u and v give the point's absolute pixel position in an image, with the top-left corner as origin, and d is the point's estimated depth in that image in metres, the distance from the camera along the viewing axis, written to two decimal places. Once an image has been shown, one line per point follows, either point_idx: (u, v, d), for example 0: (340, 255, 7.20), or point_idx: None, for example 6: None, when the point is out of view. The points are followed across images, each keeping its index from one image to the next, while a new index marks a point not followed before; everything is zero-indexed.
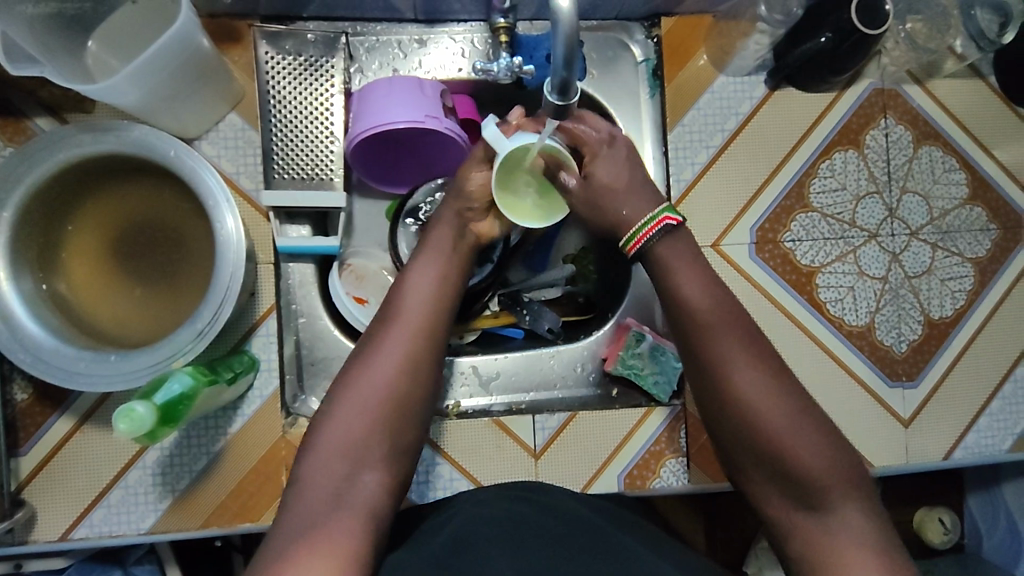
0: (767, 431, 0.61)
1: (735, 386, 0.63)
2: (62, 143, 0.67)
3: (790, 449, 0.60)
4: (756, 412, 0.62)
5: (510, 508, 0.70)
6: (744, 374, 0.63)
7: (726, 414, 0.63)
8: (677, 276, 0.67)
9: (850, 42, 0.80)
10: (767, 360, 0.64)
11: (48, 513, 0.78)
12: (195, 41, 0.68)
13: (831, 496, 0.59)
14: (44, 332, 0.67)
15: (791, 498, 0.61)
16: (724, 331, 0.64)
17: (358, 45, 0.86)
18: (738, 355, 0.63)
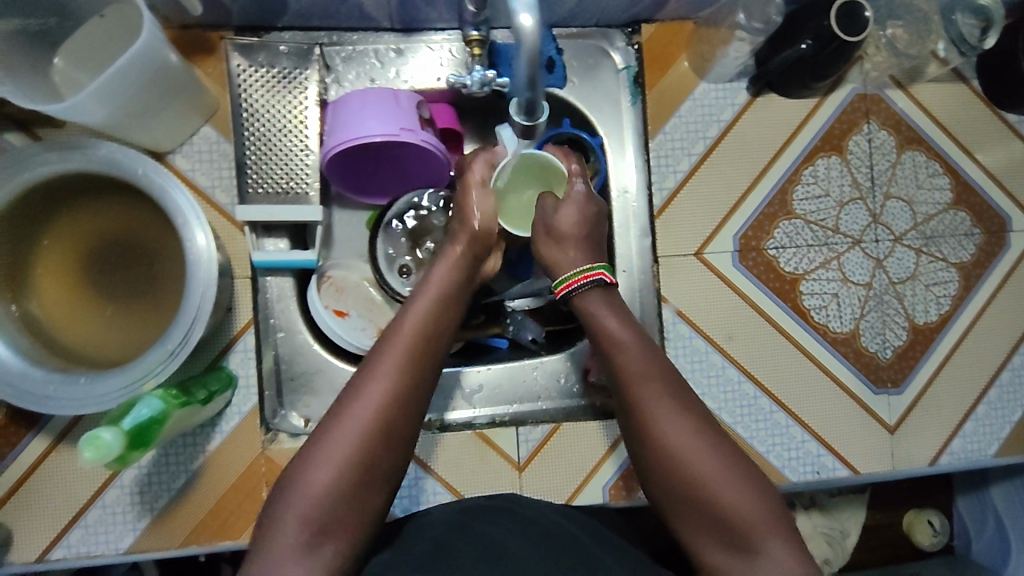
0: (692, 475, 0.60)
1: (658, 434, 0.62)
2: (29, 161, 0.66)
3: (716, 496, 0.59)
4: (681, 458, 0.61)
5: (491, 526, 0.69)
6: (667, 420, 0.62)
7: (652, 464, 0.62)
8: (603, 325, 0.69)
9: (829, 50, 0.80)
10: (691, 407, 0.64)
11: (25, 534, 0.77)
12: (162, 56, 0.66)
13: (760, 540, 0.58)
14: (12, 355, 0.65)
15: (720, 545, 0.59)
16: (645, 380, 0.64)
17: (334, 54, 0.84)
18: (661, 403, 0.63)
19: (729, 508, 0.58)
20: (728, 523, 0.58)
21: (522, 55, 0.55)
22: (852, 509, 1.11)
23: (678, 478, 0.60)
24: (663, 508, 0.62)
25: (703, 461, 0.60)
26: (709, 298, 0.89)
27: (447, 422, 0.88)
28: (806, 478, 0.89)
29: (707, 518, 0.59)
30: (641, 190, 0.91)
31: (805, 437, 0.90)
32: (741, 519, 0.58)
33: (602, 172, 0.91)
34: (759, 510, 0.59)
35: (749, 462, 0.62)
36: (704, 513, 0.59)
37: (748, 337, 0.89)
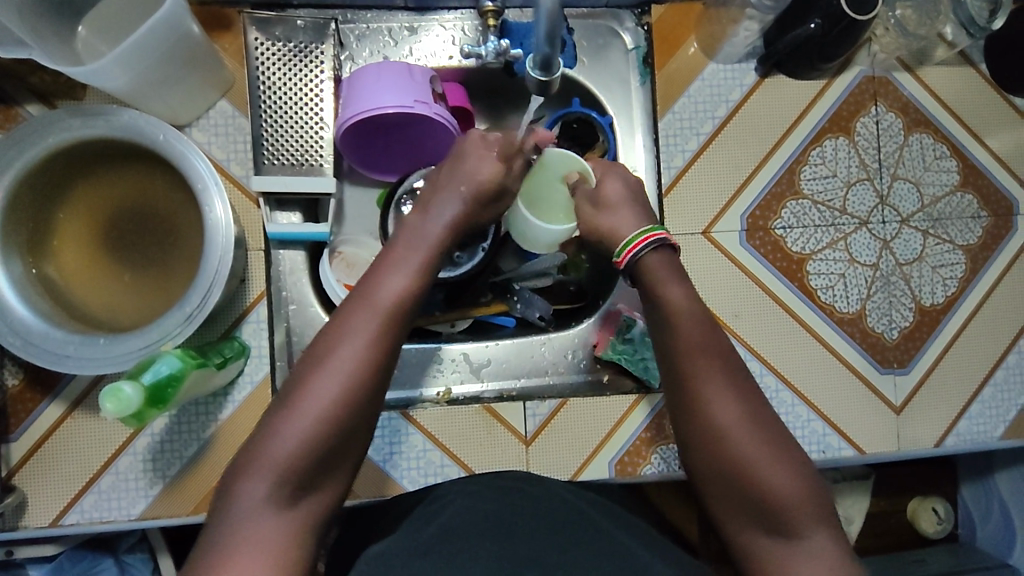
0: (738, 454, 0.60)
1: (708, 411, 0.62)
2: (52, 127, 0.68)
3: (760, 477, 0.59)
4: (729, 437, 0.60)
5: (500, 493, 0.69)
6: (719, 398, 0.62)
7: (697, 440, 0.62)
8: (657, 297, 0.66)
9: (839, 28, 0.80)
10: (743, 387, 0.63)
11: (39, 498, 0.78)
12: (184, 26, 0.68)
13: (799, 524, 0.58)
14: (33, 316, 0.67)
15: (757, 524, 0.60)
16: (699, 358, 0.63)
17: (348, 32, 0.86)
18: (714, 381, 0.62)
19: (772, 490, 0.59)
20: (770, 505, 0.59)
21: (542, 16, 0.58)
22: (856, 495, 1.11)
23: (723, 456, 0.61)
24: (701, 482, 0.63)
25: (751, 442, 0.60)
26: (716, 276, 0.89)
27: (454, 396, 0.89)
28: (813, 457, 0.90)
29: (747, 497, 0.60)
30: (650, 169, 0.92)
31: (811, 416, 0.90)
32: (782, 503, 0.58)
33: (610, 151, 0.92)
34: (803, 494, 0.59)
35: (796, 446, 0.62)
36: (745, 492, 0.60)
37: (754, 316, 0.90)
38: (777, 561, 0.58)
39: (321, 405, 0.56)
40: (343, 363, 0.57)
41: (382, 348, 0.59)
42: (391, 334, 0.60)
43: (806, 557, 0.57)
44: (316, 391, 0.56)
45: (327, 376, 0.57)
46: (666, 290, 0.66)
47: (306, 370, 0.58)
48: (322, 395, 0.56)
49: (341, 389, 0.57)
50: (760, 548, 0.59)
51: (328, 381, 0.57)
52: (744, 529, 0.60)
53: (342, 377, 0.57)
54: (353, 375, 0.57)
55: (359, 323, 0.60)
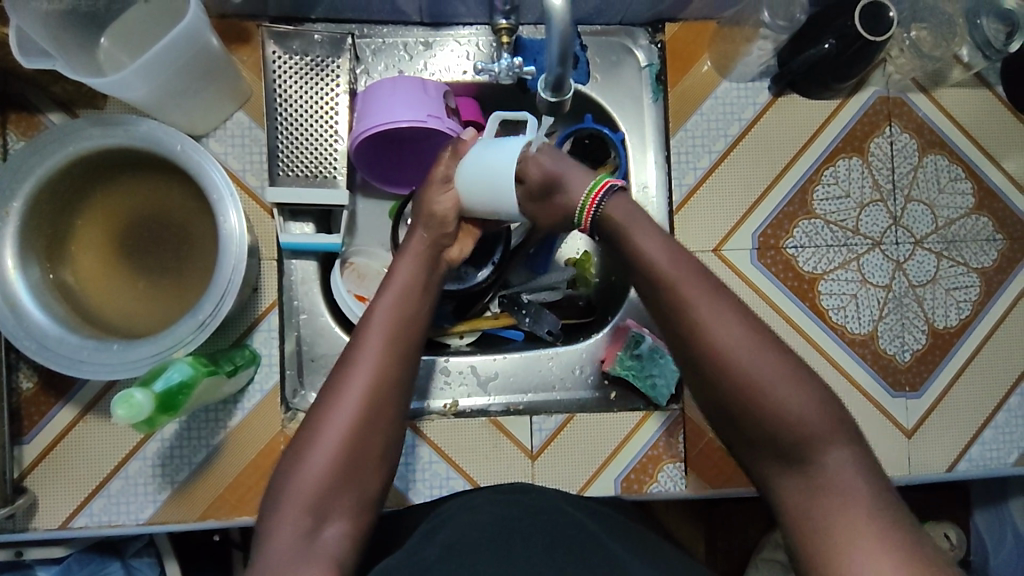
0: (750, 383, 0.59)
1: (712, 343, 0.60)
2: (72, 136, 0.69)
3: (772, 404, 0.59)
4: (735, 366, 0.59)
5: (504, 510, 0.69)
6: (721, 325, 0.60)
7: (703, 375, 0.61)
8: (634, 245, 0.65)
9: (853, 49, 0.80)
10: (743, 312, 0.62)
11: (50, 501, 0.79)
12: (204, 38, 0.69)
13: (823, 448, 0.58)
14: (49, 320, 0.68)
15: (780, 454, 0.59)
16: (693, 288, 0.62)
17: (364, 47, 0.87)
18: (720, 322, 0.61)
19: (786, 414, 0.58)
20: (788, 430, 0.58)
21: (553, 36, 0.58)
22: None
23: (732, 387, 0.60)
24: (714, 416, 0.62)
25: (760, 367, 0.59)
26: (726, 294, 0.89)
27: (461, 408, 0.89)
28: None
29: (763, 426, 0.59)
30: (662, 186, 0.92)
31: None
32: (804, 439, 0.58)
33: (622, 167, 0.92)
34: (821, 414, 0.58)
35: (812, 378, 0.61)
36: (761, 421, 0.59)
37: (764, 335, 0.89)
38: (803, 494, 0.58)
39: (342, 434, 0.62)
40: (354, 387, 0.64)
41: (388, 370, 0.65)
42: (395, 353, 0.67)
43: (833, 484, 0.57)
44: (332, 420, 0.62)
45: (343, 403, 0.63)
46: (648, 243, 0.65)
47: (321, 405, 0.64)
48: (342, 422, 0.62)
49: (356, 413, 0.63)
50: (787, 482, 0.59)
51: (343, 409, 0.63)
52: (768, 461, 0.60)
53: (358, 401, 0.63)
54: (365, 399, 0.63)
55: (365, 352, 0.66)
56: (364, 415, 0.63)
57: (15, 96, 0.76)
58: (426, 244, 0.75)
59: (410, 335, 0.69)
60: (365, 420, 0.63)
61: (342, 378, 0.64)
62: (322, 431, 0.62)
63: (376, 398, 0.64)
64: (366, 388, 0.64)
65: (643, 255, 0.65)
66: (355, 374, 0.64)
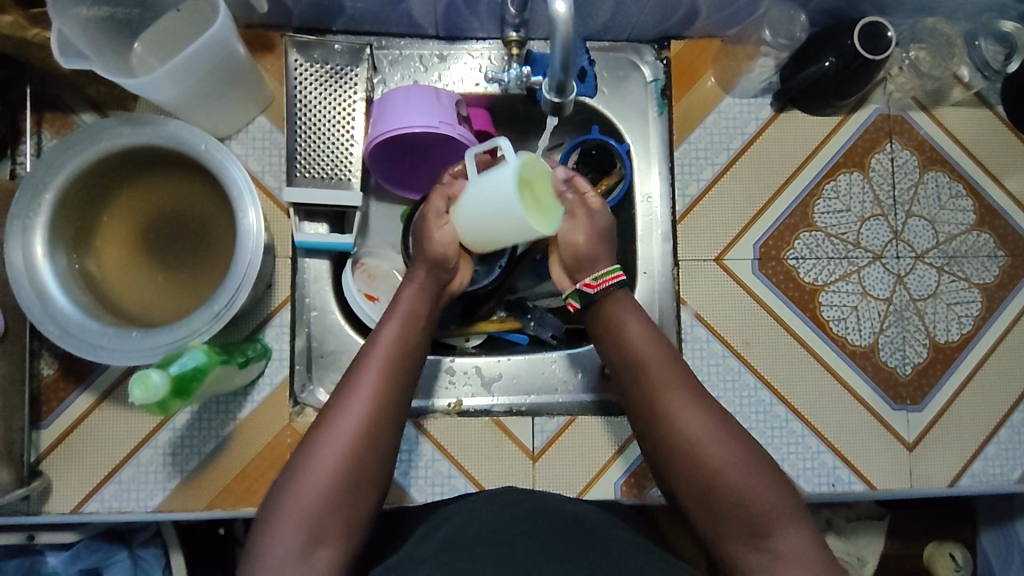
0: (713, 470, 0.64)
1: (672, 423, 0.67)
2: (103, 133, 0.73)
3: (732, 492, 0.64)
4: (700, 453, 0.65)
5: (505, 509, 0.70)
6: (689, 414, 0.67)
7: (672, 458, 0.67)
8: (627, 348, 0.73)
9: (852, 67, 0.83)
10: (713, 408, 0.68)
11: (63, 485, 0.81)
12: (230, 45, 0.73)
13: (777, 529, 0.62)
14: (73, 307, 0.71)
15: (738, 535, 0.63)
16: (665, 379, 0.69)
17: (382, 57, 0.91)
18: (682, 404, 0.68)
19: (744, 503, 0.63)
20: (745, 515, 0.63)
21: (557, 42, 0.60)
22: (869, 536, 1.09)
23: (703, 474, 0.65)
24: (680, 498, 0.67)
25: (722, 458, 0.65)
26: (728, 303, 0.91)
27: (465, 408, 0.90)
28: (821, 490, 0.89)
29: (724, 513, 0.64)
30: (665, 196, 0.95)
31: (820, 447, 0.90)
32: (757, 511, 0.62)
33: (626, 179, 0.95)
34: (776, 504, 0.63)
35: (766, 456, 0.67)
36: (723, 508, 0.64)
37: (765, 344, 0.90)
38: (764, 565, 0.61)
39: (340, 453, 0.63)
40: (356, 409, 0.65)
41: (388, 391, 0.67)
42: (393, 385, 0.67)
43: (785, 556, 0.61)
44: (331, 438, 0.64)
45: (343, 422, 0.64)
46: (628, 328, 0.74)
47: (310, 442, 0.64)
48: (341, 441, 0.63)
49: (353, 434, 0.64)
50: (744, 560, 0.63)
51: (342, 427, 0.64)
52: (728, 542, 0.64)
53: (357, 422, 0.64)
54: (364, 423, 0.65)
55: (367, 372, 0.67)
56: (363, 434, 0.64)
57: (51, 96, 0.80)
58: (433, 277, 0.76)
59: (409, 359, 0.70)
60: (363, 440, 0.64)
61: (343, 399, 0.66)
62: (319, 448, 0.63)
63: (374, 420, 0.65)
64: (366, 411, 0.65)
65: (625, 329, 0.74)
66: (356, 395, 0.66)
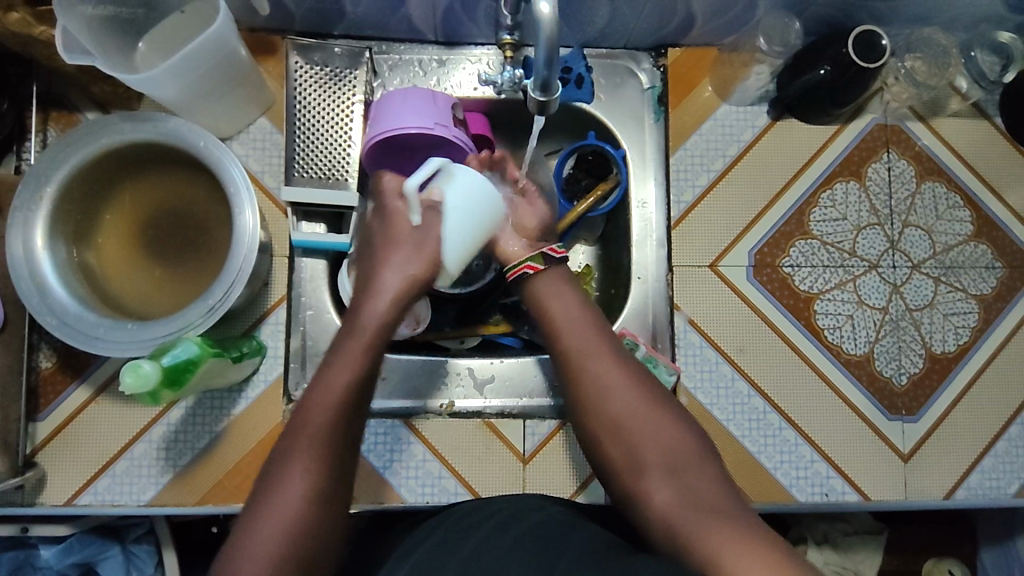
0: (623, 411, 0.68)
1: (590, 371, 0.71)
2: (106, 129, 0.75)
3: (640, 431, 0.67)
4: (612, 398, 0.69)
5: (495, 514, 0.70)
6: (604, 361, 0.71)
7: (587, 405, 0.70)
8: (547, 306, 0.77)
9: (849, 75, 0.84)
10: (627, 360, 0.72)
11: (57, 477, 0.82)
12: (231, 45, 0.74)
13: (685, 463, 0.65)
14: (71, 299, 0.72)
15: (649, 472, 0.65)
16: (585, 331, 0.74)
17: (382, 62, 0.93)
18: (597, 354, 0.72)
19: (653, 439, 0.66)
20: (654, 451, 0.66)
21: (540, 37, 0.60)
22: (867, 551, 1.07)
23: (616, 418, 0.68)
24: (595, 444, 0.69)
25: (633, 401, 0.69)
26: (722, 309, 0.91)
27: (458, 409, 0.90)
28: (815, 499, 0.88)
29: (635, 450, 0.67)
30: (660, 202, 0.95)
31: (814, 457, 0.89)
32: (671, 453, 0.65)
33: (622, 185, 0.95)
34: (684, 442, 0.66)
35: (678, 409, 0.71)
36: (634, 447, 0.67)
37: (759, 351, 0.90)
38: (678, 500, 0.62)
39: (291, 515, 0.60)
40: (298, 465, 0.62)
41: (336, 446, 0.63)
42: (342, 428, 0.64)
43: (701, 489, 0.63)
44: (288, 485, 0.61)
45: (290, 484, 0.61)
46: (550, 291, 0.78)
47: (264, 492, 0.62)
48: (286, 500, 0.60)
49: (302, 497, 0.61)
50: (656, 496, 0.64)
51: (290, 490, 0.61)
52: (642, 480, 0.65)
53: (304, 490, 0.61)
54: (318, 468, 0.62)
55: (309, 424, 0.64)
56: (310, 494, 0.61)
57: (57, 95, 0.82)
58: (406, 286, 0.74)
59: (355, 409, 0.66)
60: (314, 506, 0.61)
61: (285, 462, 0.62)
62: (264, 512, 0.60)
63: (320, 478, 0.62)
64: (316, 468, 0.62)
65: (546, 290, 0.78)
66: (298, 455, 0.62)
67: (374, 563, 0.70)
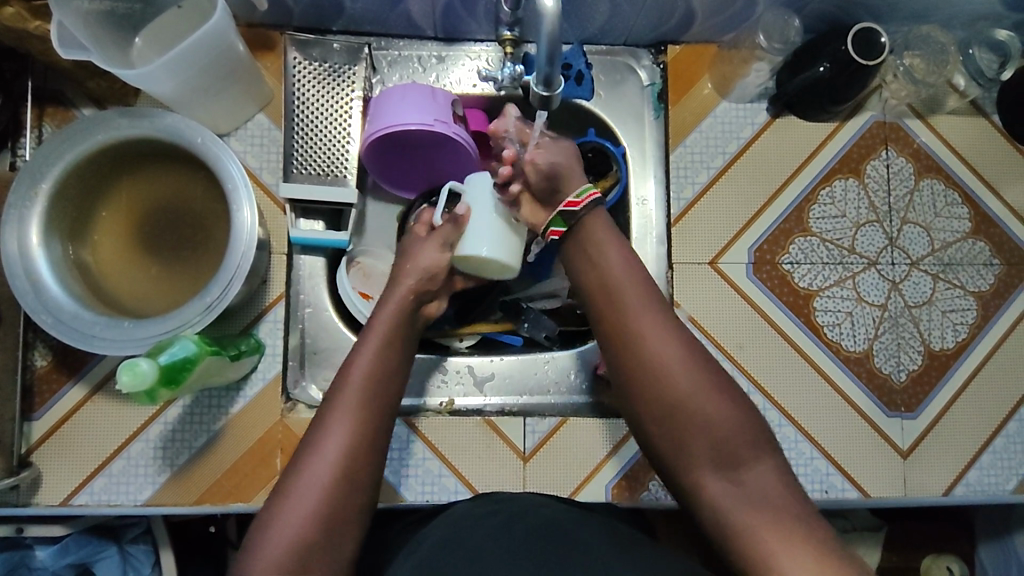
0: (682, 396, 0.65)
1: (640, 348, 0.67)
2: (102, 125, 0.74)
3: (699, 420, 0.64)
4: (671, 381, 0.65)
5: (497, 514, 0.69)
6: (661, 341, 0.67)
7: (641, 388, 0.66)
8: (593, 273, 0.72)
9: (848, 72, 0.84)
10: (685, 337, 0.68)
11: (53, 477, 0.81)
12: (228, 40, 0.74)
13: (743, 457, 0.63)
14: (67, 297, 0.72)
15: (702, 462, 0.64)
16: (638, 306, 0.69)
17: (381, 58, 0.92)
18: (650, 328, 0.67)
19: (711, 426, 0.63)
20: (712, 440, 0.63)
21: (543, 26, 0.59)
22: (866, 548, 1.07)
23: (669, 401, 0.65)
24: (646, 427, 0.67)
25: (693, 384, 0.65)
26: (722, 307, 0.91)
27: (457, 407, 0.90)
28: (815, 496, 0.88)
29: (691, 438, 0.64)
30: (660, 199, 0.95)
31: (814, 453, 0.89)
32: (726, 440, 0.63)
33: (622, 182, 0.95)
34: (745, 431, 0.64)
35: (734, 385, 0.67)
36: (691, 435, 0.64)
37: (759, 349, 0.90)
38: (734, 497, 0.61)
39: (324, 480, 0.61)
40: (337, 437, 0.64)
41: (368, 421, 0.66)
42: (368, 416, 0.66)
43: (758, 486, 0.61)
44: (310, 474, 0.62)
45: (324, 453, 0.63)
46: (597, 254, 0.73)
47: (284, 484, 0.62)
48: (322, 466, 0.62)
49: (335, 464, 0.62)
50: (709, 487, 0.63)
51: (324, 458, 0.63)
52: (695, 465, 0.64)
53: (325, 474, 0.62)
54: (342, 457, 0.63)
55: (344, 401, 0.66)
56: (343, 463, 0.63)
57: (52, 91, 0.82)
58: (410, 291, 0.77)
59: (386, 390, 0.69)
60: (334, 492, 0.61)
61: (314, 446, 0.64)
62: (302, 479, 0.62)
63: (354, 451, 0.64)
64: (348, 440, 0.64)
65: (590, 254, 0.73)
66: (335, 427, 0.64)
67: (375, 563, 0.70)
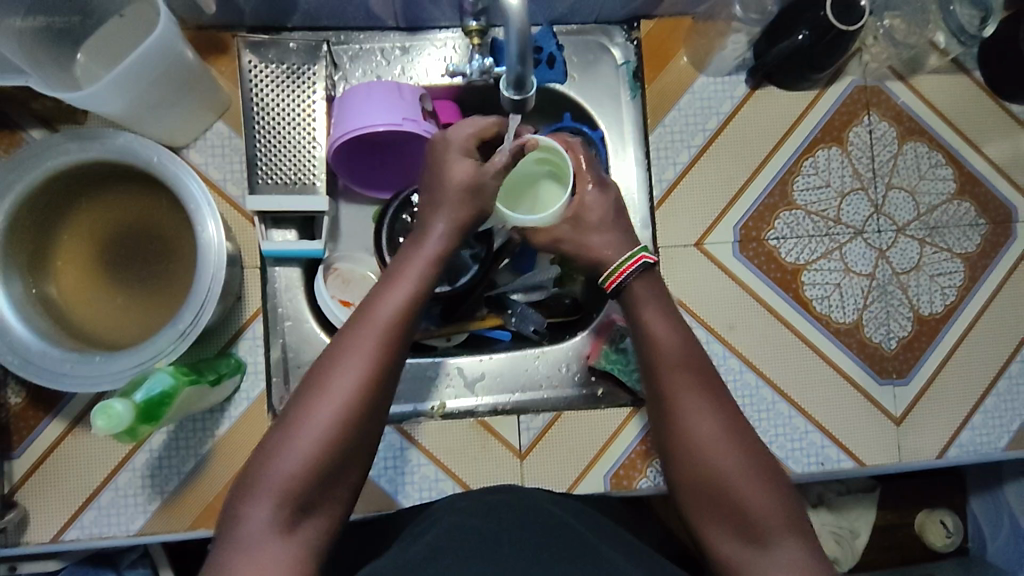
0: (716, 473, 0.62)
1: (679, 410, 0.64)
2: (52, 151, 0.70)
3: (729, 491, 0.61)
4: (707, 451, 0.62)
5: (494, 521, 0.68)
6: (699, 415, 0.64)
7: (677, 453, 0.64)
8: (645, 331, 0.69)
9: (828, 38, 0.80)
10: (726, 411, 0.64)
11: (41, 516, 0.79)
12: (177, 50, 0.69)
13: (771, 536, 0.60)
14: (32, 335, 0.68)
15: (727, 531, 0.62)
16: (678, 373, 0.66)
17: (341, 53, 0.88)
18: (693, 396, 0.64)
19: (743, 504, 0.61)
20: (739, 515, 0.61)
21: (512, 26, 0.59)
22: (861, 508, 1.09)
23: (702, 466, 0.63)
24: (677, 487, 0.64)
25: (729, 458, 0.62)
26: (710, 288, 0.89)
27: (450, 410, 0.89)
28: (811, 469, 0.89)
29: (718, 507, 0.62)
30: (641, 182, 0.93)
31: (808, 428, 0.89)
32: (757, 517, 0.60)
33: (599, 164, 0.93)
34: (776, 511, 0.61)
35: (773, 461, 0.64)
36: (719, 505, 0.62)
37: (748, 328, 0.89)
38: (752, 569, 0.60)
39: (319, 446, 0.58)
40: (342, 399, 0.59)
41: (366, 404, 0.60)
42: (381, 374, 0.61)
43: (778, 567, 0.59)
44: (306, 447, 0.58)
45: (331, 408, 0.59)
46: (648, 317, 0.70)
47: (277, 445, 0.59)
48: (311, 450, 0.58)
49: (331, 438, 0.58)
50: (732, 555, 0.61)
51: (323, 418, 0.59)
52: (716, 534, 0.62)
53: (320, 451, 0.58)
54: (343, 431, 0.59)
55: (351, 376, 0.60)
56: (344, 424, 0.59)
57: None
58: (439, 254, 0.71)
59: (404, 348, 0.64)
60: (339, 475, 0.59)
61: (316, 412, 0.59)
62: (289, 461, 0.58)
63: (364, 417, 0.60)
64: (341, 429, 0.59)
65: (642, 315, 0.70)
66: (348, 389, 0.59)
67: None
